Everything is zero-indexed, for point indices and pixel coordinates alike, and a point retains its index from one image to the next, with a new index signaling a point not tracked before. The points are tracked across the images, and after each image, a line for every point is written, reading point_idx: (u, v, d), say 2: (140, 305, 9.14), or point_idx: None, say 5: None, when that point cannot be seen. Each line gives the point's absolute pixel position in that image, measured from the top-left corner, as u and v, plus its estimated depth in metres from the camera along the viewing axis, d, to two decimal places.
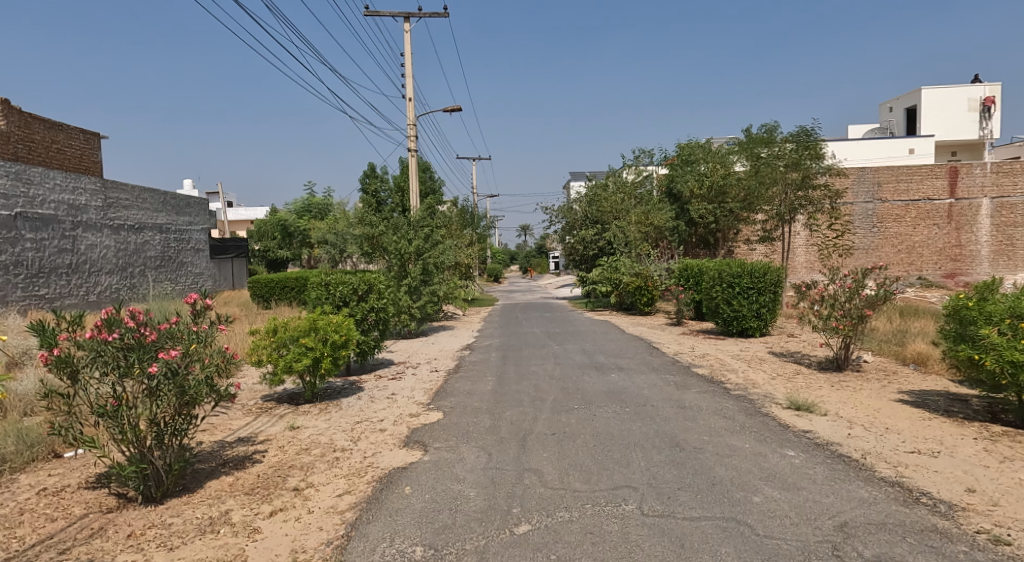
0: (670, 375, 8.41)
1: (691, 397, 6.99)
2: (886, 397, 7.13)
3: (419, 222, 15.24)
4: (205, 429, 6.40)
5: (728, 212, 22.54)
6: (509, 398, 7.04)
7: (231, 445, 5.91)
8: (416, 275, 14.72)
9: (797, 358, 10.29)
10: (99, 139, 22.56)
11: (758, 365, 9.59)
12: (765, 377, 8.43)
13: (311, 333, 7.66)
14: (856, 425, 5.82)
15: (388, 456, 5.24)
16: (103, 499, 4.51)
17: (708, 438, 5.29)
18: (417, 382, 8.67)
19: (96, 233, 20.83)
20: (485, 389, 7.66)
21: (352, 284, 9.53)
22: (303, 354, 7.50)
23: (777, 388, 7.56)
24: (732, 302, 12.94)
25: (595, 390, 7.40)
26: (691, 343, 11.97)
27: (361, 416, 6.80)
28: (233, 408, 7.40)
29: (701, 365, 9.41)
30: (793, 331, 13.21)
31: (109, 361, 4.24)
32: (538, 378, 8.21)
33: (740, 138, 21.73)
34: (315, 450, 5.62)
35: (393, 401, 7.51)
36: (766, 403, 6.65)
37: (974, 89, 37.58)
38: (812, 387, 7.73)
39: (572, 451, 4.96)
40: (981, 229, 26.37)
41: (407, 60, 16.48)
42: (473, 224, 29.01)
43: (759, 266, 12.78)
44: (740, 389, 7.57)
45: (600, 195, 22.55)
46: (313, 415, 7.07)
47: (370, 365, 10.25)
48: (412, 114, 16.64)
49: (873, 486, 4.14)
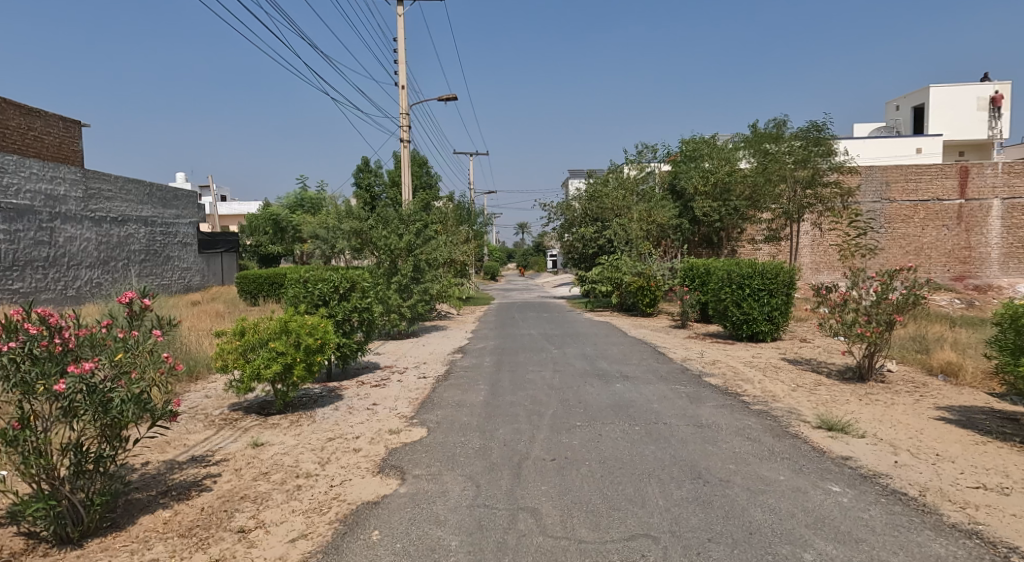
0: (680, 386, 7.64)
1: (706, 413, 6.20)
2: (924, 415, 6.38)
3: (411, 217, 14.47)
4: (155, 446, 5.62)
5: (733, 210, 21.66)
6: (503, 413, 6.26)
7: (181, 467, 5.14)
8: (407, 273, 13.91)
9: (815, 366, 9.54)
10: (78, 127, 21.65)
11: (773, 374, 8.84)
12: (784, 390, 7.66)
13: (283, 337, 6.86)
14: (901, 450, 5.06)
15: (358, 486, 4.43)
16: (6, 542, 3.71)
17: (734, 467, 4.50)
18: (402, 391, 7.88)
19: (76, 225, 19.99)
20: (476, 401, 6.86)
21: (333, 282, 8.72)
22: (273, 361, 6.68)
23: (801, 404, 6.78)
24: (742, 304, 12.18)
25: (600, 404, 6.60)
26: (698, 348, 11.20)
27: (335, 432, 6.03)
28: (193, 421, 6.61)
29: (713, 374, 8.66)
30: (807, 336, 12.46)
31: (7, 376, 3.42)
32: (536, 389, 7.39)
33: (747, 133, 20.99)
34: (275, 475, 4.82)
35: (373, 413, 6.73)
36: (793, 422, 5.89)
37: (981, 87, 36.91)
38: (839, 402, 6.97)
39: (574, 484, 4.18)
40: (991, 230, 25.73)
41: (400, 45, 15.61)
42: (468, 220, 28.19)
43: (771, 266, 12.05)
44: (760, 403, 6.82)
45: (600, 191, 21.79)
46: (282, 429, 6.30)
47: (353, 370, 9.46)
48: (404, 102, 15.78)
49: (948, 539, 3.35)
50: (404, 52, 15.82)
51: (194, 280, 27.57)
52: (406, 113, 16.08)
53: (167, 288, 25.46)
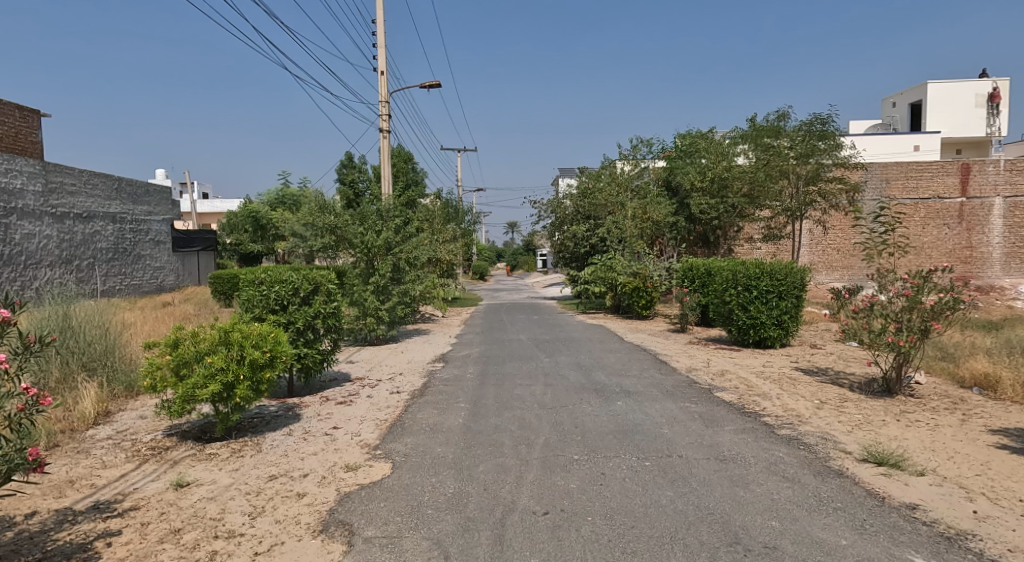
0: (690, 404, 6.65)
1: (727, 442, 5.19)
2: (981, 441, 5.43)
3: (390, 213, 13.38)
4: (50, 493, 4.50)
5: (730, 207, 20.75)
6: (485, 443, 5.22)
7: (76, 520, 4.05)
8: (385, 273, 12.83)
9: (835, 378, 8.59)
10: (38, 116, 20.32)
11: (790, 388, 7.87)
12: (808, 408, 6.68)
13: (223, 350, 5.76)
14: (976, 493, 4.08)
15: (289, 556, 3.36)
16: None
17: (779, 525, 3.50)
18: (370, 409, 6.83)
19: (35, 222, 18.68)
20: (454, 425, 5.81)
21: (293, 283, 7.60)
22: (211, 378, 5.60)
23: (833, 427, 5.80)
24: (748, 308, 11.20)
25: (601, 429, 5.57)
26: (704, 356, 10.24)
27: (281, 467, 4.96)
28: (114, 454, 5.50)
29: (724, 388, 7.70)
30: (817, 342, 11.54)
31: None
32: (526, 409, 6.35)
33: (748, 127, 19.68)
34: (188, 535, 3.74)
35: (330, 441, 5.65)
36: (834, 453, 4.89)
37: (979, 84, 36.39)
38: (876, 424, 5.98)
39: (573, 556, 3.15)
40: (992, 229, 25.12)
41: (379, 28, 14.48)
42: (455, 218, 27.08)
43: (779, 266, 11.09)
44: (786, 426, 5.84)
45: (591, 187, 20.84)
46: (219, 462, 5.23)
47: (317, 384, 8.35)
48: (384, 89, 14.68)
49: None
50: (384, 36, 14.72)
51: (168, 279, 26.28)
52: (386, 102, 14.97)
53: (137, 288, 24.14)
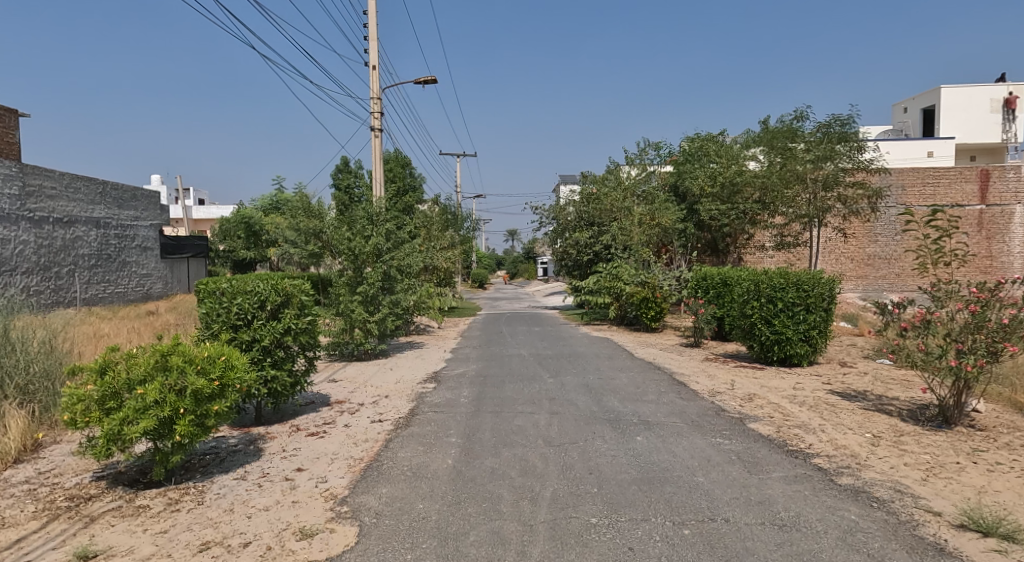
0: (723, 441, 5.60)
1: (782, 498, 4.14)
2: None
3: (382, 217, 12.31)
4: None
5: (741, 214, 19.61)
6: (479, 498, 4.17)
7: None
8: (375, 282, 11.79)
9: (879, 404, 7.53)
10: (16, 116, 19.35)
11: (833, 417, 6.81)
12: (863, 446, 5.62)
13: (159, 377, 4.73)
14: None
15: None
16: None
17: None
18: (345, 444, 5.78)
19: (10, 226, 17.69)
20: (442, 470, 4.78)
21: (259, 295, 6.54)
22: (144, 413, 4.58)
23: (905, 474, 4.76)
24: (772, 322, 10.20)
25: (620, 476, 4.53)
26: (725, 376, 9.22)
27: (218, 531, 3.90)
28: (21, 507, 4.45)
29: (757, 418, 6.66)
30: (846, 360, 10.50)
31: None
32: (528, 447, 5.31)
33: (760, 128, 18.73)
34: None
35: (289, 490, 4.60)
36: (923, 516, 3.83)
37: (993, 89, 35.68)
38: (951, 470, 4.93)
39: None
40: (1014, 238, 24.15)
41: (372, 20, 13.57)
42: (453, 225, 26.13)
43: (808, 276, 10.01)
44: (847, 472, 4.79)
45: (596, 192, 19.89)
46: (146, 519, 4.17)
47: (289, 410, 7.29)
48: (375, 85, 13.73)
49: None
50: (375, 28, 13.81)
51: (155, 287, 25.27)
52: (378, 99, 14.02)
53: (122, 296, 23.10)
